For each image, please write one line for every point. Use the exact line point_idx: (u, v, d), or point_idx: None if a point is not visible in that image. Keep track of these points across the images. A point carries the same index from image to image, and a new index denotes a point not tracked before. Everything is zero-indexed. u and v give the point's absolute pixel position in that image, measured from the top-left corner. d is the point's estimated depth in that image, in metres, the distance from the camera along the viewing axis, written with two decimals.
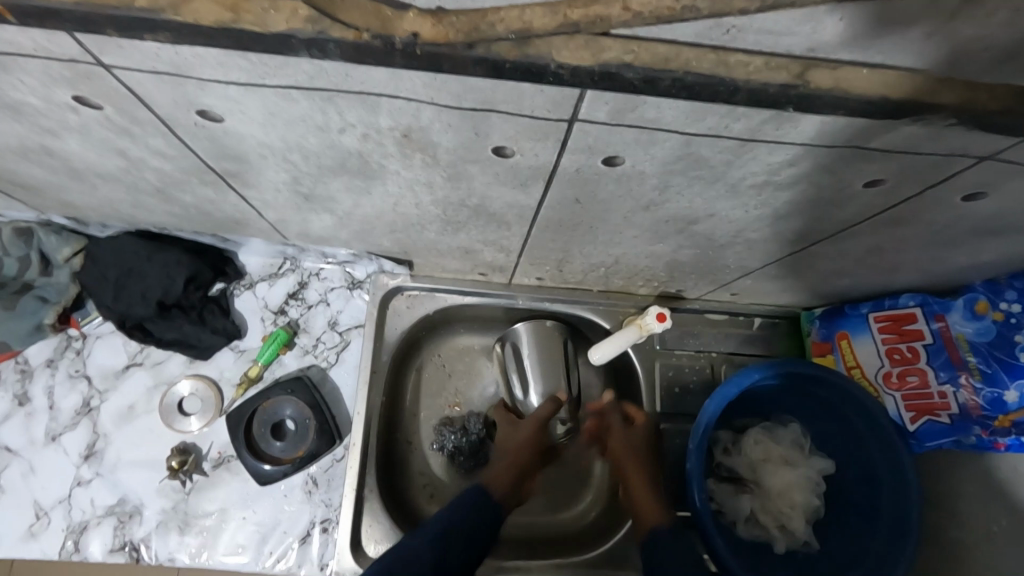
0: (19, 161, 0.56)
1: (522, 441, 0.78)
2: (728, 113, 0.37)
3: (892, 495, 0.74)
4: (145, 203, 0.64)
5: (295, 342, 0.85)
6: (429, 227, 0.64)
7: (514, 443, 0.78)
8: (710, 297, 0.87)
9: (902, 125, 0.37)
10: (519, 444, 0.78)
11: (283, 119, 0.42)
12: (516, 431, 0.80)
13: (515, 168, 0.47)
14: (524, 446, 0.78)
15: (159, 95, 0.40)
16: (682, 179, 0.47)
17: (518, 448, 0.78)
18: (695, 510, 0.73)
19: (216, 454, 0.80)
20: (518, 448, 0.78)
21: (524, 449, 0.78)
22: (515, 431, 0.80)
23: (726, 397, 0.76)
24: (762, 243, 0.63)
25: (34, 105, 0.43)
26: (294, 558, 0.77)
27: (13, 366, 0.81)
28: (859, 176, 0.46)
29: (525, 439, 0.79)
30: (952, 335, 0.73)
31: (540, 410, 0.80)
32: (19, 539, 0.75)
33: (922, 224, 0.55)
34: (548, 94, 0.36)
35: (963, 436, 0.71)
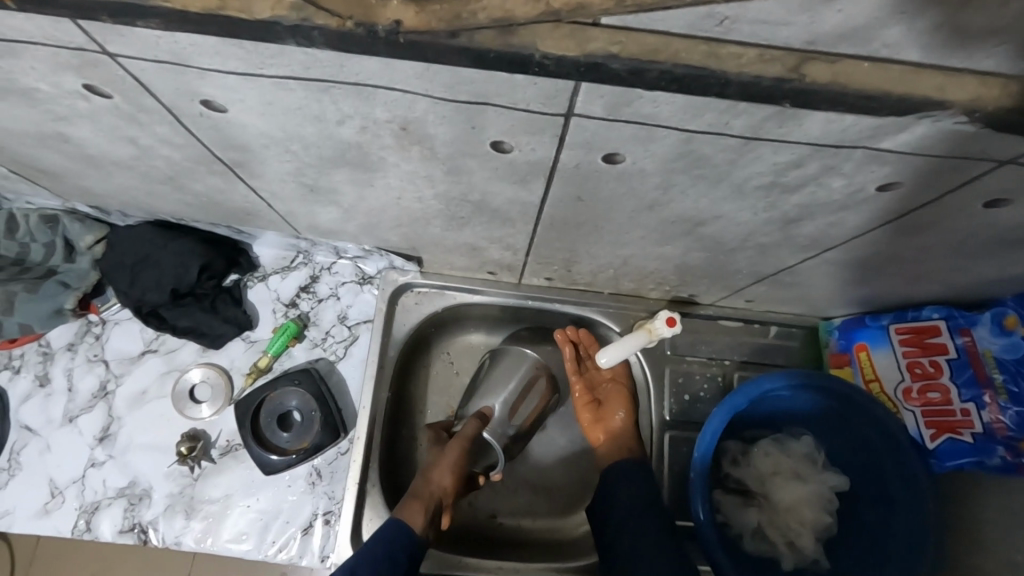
0: (40, 147, 0.58)
1: (443, 468, 0.77)
2: (728, 109, 0.36)
3: (906, 518, 0.71)
4: (161, 192, 0.66)
5: (304, 335, 0.86)
6: (434, 223, 0.64)
7: (437, 470, 0.77)
8: (724, 303, 0.85)
9: (912, 124, 0.35)
10: (440, 472, 0.77)
11: (282, 109, 0.43)
12: (439, 455, 0.78)
13: (514, 163, 0.47)
14: (445, 473, 0.77)
15: (162, 83, 0.41)
16: (685, 178, 0.46)
17: (441, 474, 0.77)
18: (698, 524, 0.72)
19: (224, 441, 0.82)
20: (440, 475, 0.77)
21: (447, 476, 0.77)
22: (438, 455, 0.78)
23: (736, 407, 0.74)
24: (773, 248, 0.61)
25: (47, 91, 0.45)
26: (295, 548, 0.77)
27: (35, 348, 0.84)
28: (871, 179, 0.44)
29: (448, 465, 0.77)
30: (978, 350, 0.70)
31: (466, 428, 0.79)
32: (34, 515, 0.78)
33: (943, 232, 0.53)
34: (542, 87, 0.36)
35: (986, 458, 0.68)
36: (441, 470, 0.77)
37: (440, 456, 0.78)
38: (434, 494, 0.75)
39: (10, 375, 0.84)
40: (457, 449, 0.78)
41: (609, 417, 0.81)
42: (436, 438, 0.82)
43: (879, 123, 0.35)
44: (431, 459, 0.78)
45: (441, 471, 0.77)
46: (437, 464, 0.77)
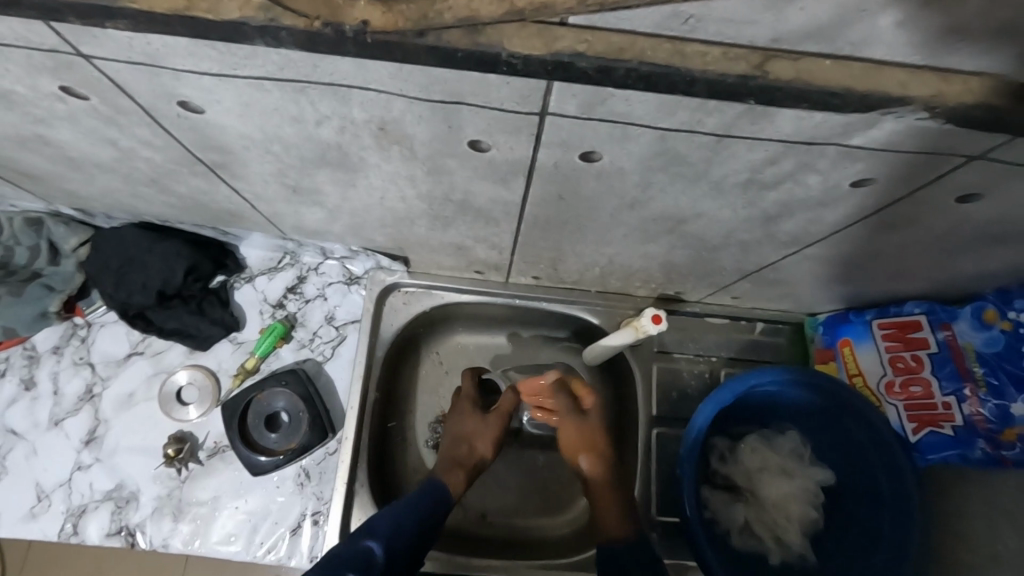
0: (20, 150, 0.58)
1: (487, 439, 0.78)
2: (698, 107, 0.36)
3: (892, 512, 0.72)
4: (144, 194, 0.66)
5: (292, 335, 0.86)
6: (419, 223, 0.65)
7: (480, 440, 0.78)
8: (710, 300, 0.85)
9: (879, 120, 0.36)
10: (484, 443, 0.78)
11: (259, 109, 0.43)
12: (481, 425, 0.79)
13: (494, 162, 0.47)
14: (487, 444, 0.78)
15: (138, 85, 0.41)
16: (662, 176, 0.47)
17: (484, 445, 0.78)
18: (686, 520, 0.72)
19: (212, 443, 0.81)
20: (483, 446, 0.78)
21: (490, 446, 0.79)
22: (478, 425, 0.79)
23: (722, 402, 0.74)
24: (755, 245, 0.61)
25: (23, 94, 0.45)
26: (284, 549, 0.77)
27: (21, 351, 0.84)
28: (844, 175, 0.44)
29: (489, 437, 0.78)
30: (959, 344, 0.71)
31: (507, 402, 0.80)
32: (21, 519, 0.78)
33: (919, 228, 0.53)
34: (515, 86, 0.36)
35: (968, 450, 0.69)
36: (484, 440, 0.78)
37: (483, 425, 0.79)
38: (477, 464, 0.78)
39: None
40: (498, 419, 0.80)
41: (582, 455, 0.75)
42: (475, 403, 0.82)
43: (848, 119, 0.36)
44: (474, 428, 0.79)
45: (484, 441, 0.78)
46: (480, 435, 0.79)
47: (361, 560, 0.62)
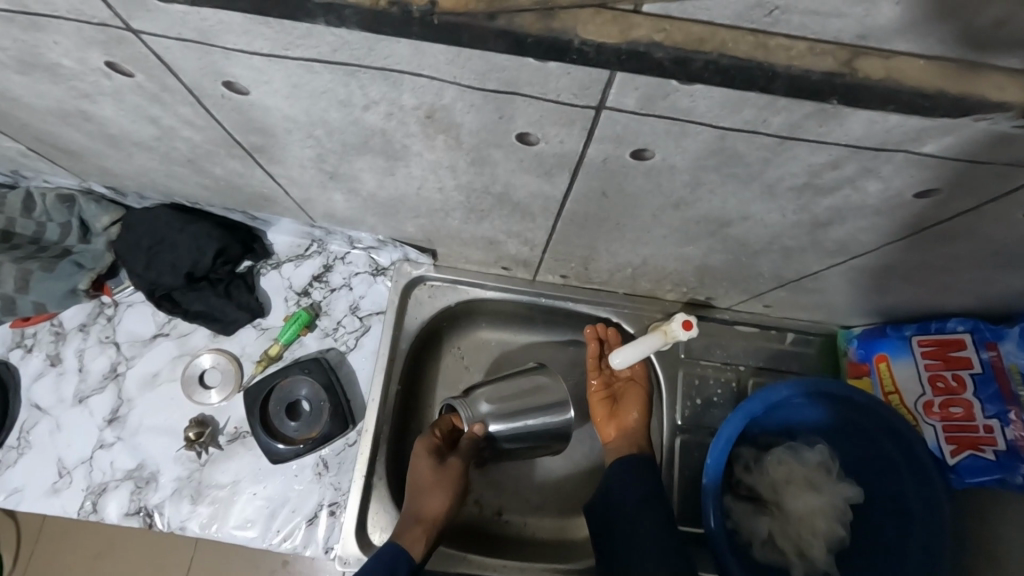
0: (60, 125, 0.58)
1: (444, 488, 0.74)
2: (768, 106, 0.35)
3: (923, 535, 0.69)
4: (178, 174, 0.66)
5: (316, 323, 0.86)
6: (454, 215, 0.64)
7: (418, 463, 0.75)
8: (741, 308, 0.83)
9: (964, 126, 0.34)
10: (419, 465, 0.75)
11: (308, 93, 0.42)
12: (440, 475, 0.75)
13: (540, 155, 0.46)
14: (442, 497, 0.74)
15: (187, 63, 0.41)
16: (714, 177, 0.45)
17: (443, 496, 0.74)
18: (708, 531, 0.70)
19: (232, 428, 0.81)
20: (442, 499, 0.74)
21: (423, 467, 0.75)
22: (438, 474, 0.75)
23: (750, 414, 0.72)
24: (799, 253, 0.59)
25: (70, 68, 0.45)
26: (300, 537, 0.77)
27: (48, 327, 0.85)
28: (908, 183, 0.42)
29: (450, 485, 0.75)
30: (1004, 365, 0.66)
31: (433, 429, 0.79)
32: (42, 494, 0.78)
33: (977, 241, 0.51)
34: (575, 76, 0.35)
35: (1009, 475, 0.66)
36: (443, 491, 0.74)
37: (439, 475, 0.75)
38: (440, 519, 0.73)
39: (23, 354, 0.84)
40: (430, 440, 0.78)
41: (624, 414, 0.80)
42: (435, 446, 0.78)
43: (926, 124, 0.34)
44: (432, 479, 0.74)
45: (443, 492, 0.74)
46: (438, 487, 0.74)
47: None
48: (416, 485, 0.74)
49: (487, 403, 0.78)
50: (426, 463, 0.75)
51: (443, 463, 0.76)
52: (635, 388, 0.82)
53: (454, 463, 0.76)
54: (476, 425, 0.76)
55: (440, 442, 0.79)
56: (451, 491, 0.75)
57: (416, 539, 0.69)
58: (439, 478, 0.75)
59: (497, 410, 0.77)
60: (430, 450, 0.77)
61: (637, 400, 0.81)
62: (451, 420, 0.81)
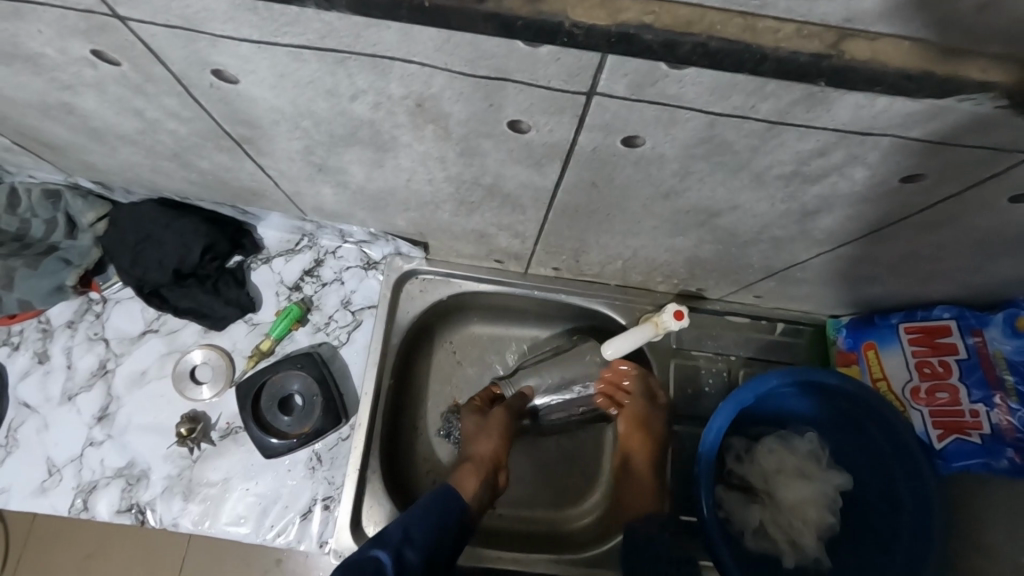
0: (43, 118, 0.57)
1: (490, 431, 0.78)
2: (756, 91, 0.35)
3: (913, 521, 0.70)
4: (165, 168, 0.65)
5: (307, 318, 0.85)
6: (444, 207, 0.63)
7: (468, 422, 0.81)
8: (732, 299, 0.84)
9: (948, 109, 0.34)
10: (466, 423, 0.81)
11: (295, 82, 0.41)
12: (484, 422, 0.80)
13: (530, 144, 0.46)
14: (492, 440, 0.78)
15: (173, 51, 0.40)
16: (703, 165, 0.45)
17: (492, 439, 0.78)
18: (702, 520, 0.71)
19: (224, 424, 0.81)
20: (489, 441, 0.78)
21: (468, 423, 0.81)
22: (484, 423, 0.80)
23: (741, 402, 0.73)
24: (788, 242, 0.60)
25: (52, 57, 0.44)
26: (294, 532, 0.77)
27: (35, 325, 0.84)
28: (893, 170, 0.43)
29: (497, 429, 0.79)
30: (989, 352, 0.68)
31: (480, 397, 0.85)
32: (31, 493, 0.77)
33: (961, 228, 0.52)
34: (564, 62, 0.35)
35: (994, 460, 0.67)
36: (488, 435, 0.78)
37: (484, 425, 0.80)
38: (490, 458, 0.77)
39: (9, 351, 0.83)
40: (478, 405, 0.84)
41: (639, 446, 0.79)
42: (479, 407, 0.83)
43: (911, 108, 0.35)
44: (477, 428, 0.80)
45: (488, 435, 0.78)
46: (484, 433, 0.79)
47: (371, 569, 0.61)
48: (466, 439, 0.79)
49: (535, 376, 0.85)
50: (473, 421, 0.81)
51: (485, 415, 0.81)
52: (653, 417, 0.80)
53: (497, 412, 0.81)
54: (523, 391, 0.83)
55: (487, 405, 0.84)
56: (499, 435, 0.78)
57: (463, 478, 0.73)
58: (483, 429, 0.79)
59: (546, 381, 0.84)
60: (474, 410, 0.83)
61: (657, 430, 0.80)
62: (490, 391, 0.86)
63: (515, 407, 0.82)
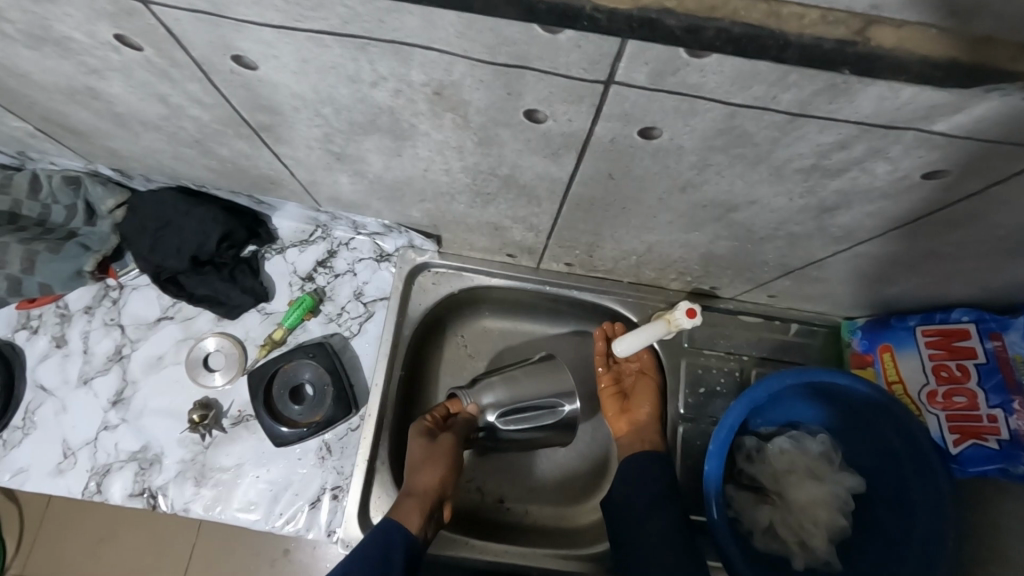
0: (68, 103, 0.58)
1: (436, 461, 0.74)
2: (778, 81, 0.35)
3: (926, 526, 0.69)
4: (184, 156, 0.66)
5: (319, 309, 0.86)
6: (459, 198, 0.63)
7: (415, 447, 0.76)
8: (746, 298, 0.83)
9: (975, 99, 0.34)
10: (415, 449, 0.76)
11: (317, 67, 0.42)
12: (431, 450, 0.75)
13: (548, 134, 0.46)
14: (436, 472, 0.74)
15: (196, 36, 0.41)
16: (723, 158, 0.45)
17: (434, 472, 0.74)
18: (711, 522, 0.70)
19: (236, 411, 0.82)
20: (435, 471, 0.74)
21: (415, 448, 0.76)
22: (431, 451, 0.75)
23: (752, 402, 0.72)
24: (805, 239, 0.59)
25: (79, 41, 0.45)
26: (303, 520, 0.77)
27: (53, 309, 0.85)
28: (915, 165, 0.42)
29: (444, 460, 0.75)
30: (1009, 356, 0.66)
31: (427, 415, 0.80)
32: (47, 474, 0.79)
33: (984, 227, 0.51)
34: (585, 50, 0.35)
35: (1011, 465, 0.65)
36: (434, 464, 0.74)
37: (431, 451, 0.75)
38: (433, 492, 0.72)
39: (28, 335, 0.84)
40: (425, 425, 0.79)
41: (636, 410, 0.82)
42: (428, 428, 0.78)
43: (937, 99, 0.34)
44: (425, 454, 0.75)
45: (435, 465, 0.74)
46: (430, 462, 0.75)
47: None
48: (412, 466, 0.74)
49: (491, 393, 0.79)
50: (421, 445, 0.76)
51: (434, 440, 0.76)
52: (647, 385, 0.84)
53: (447, 439, 0.77)
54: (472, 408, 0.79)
55: (435, 423, 0.80)
56: (443, 467, 0.74)
57: (405, 514, 0.68)
58: (428, 457, 0.75)
59: (501, 399, 0.79)
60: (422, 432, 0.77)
61: (649, 392, 0.83)
62: (447, 405, 0.82)
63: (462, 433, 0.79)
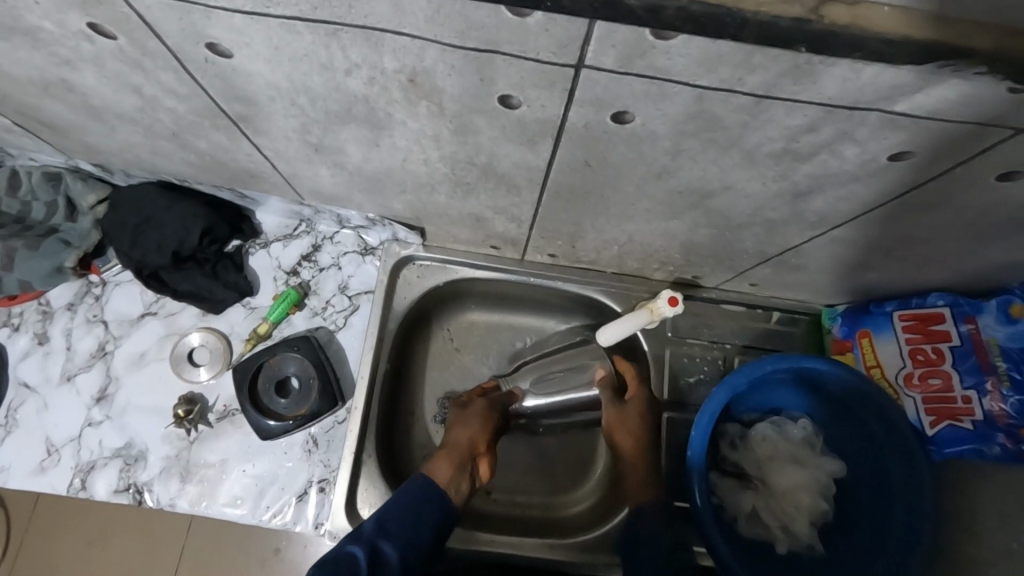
0: (44, 96, 0.58)
1: (467, 420, 0.75)
2: (742, 63, 0.35)
3: (905, 507, 0.70)
4: (163, 149, 0.66)
5: (305, 303, 0.86)
6: (440, 189, 0.64)
7: (454, 413, 0.78)
8: (728, 287, 0.84)
9: (933, 78, 0.34)
10: (454, 414, 0.77)
11: (289, 55, 0.42)
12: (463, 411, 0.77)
13: (522, 121, 0.46)
14: (470, 431, 0.75)
15: (168, 24, 0.41)
16: (694, 143, 0.46)
17: (467, 429, 0.75)
18: (695, 509, 0.71)
19: (221, 407, 0.81)
20: (465, 428, 0.75)
21: (455, 414, 0.78)
22: (464, 414, 0.77)
23: (734, 388, 0.73)
24: (780, 225, 0.60)
25: (50, 31, 0.45)
26: (290, 514, 0.77)
27: (34, 307, 0.84)
28: (880, 148, 0.43)
29: (475, 418, 0.76)
30: (983, 339, 0.69)
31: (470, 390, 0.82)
32: (30, 472, 0.78)
33: (953, 210, 0.52)
34: (553, 33, 0.35)
35: (986, 446, 0.67)
36: (465, 423, 0.75)
37: (465, 414, 0.77)
38: (465, 448, 0.73)
39: (10, 332, 0.84)
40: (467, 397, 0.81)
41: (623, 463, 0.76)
42: (466, 396, 0.80)
43: (897, 79, 0.35)
44: (457, 415, 0.77)
45: (466, 424, 0.75)
46: (463, 422, 0.76)
47: (347, 566, 0.60)
48: (449, 429, 0.76)
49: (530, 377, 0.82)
50: (459, 412, 0.77)
51: (468, 403, 0.78)
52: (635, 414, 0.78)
53: (481, 403, 0.78)
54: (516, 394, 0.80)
55: (474, 391, 0.82)
56: (477, 425, 0.75)
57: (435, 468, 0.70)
58: (462, 419, 0.76)
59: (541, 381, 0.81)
60: (460, 398, 0.80)
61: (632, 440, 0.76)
62: (485, 383, 0.83)
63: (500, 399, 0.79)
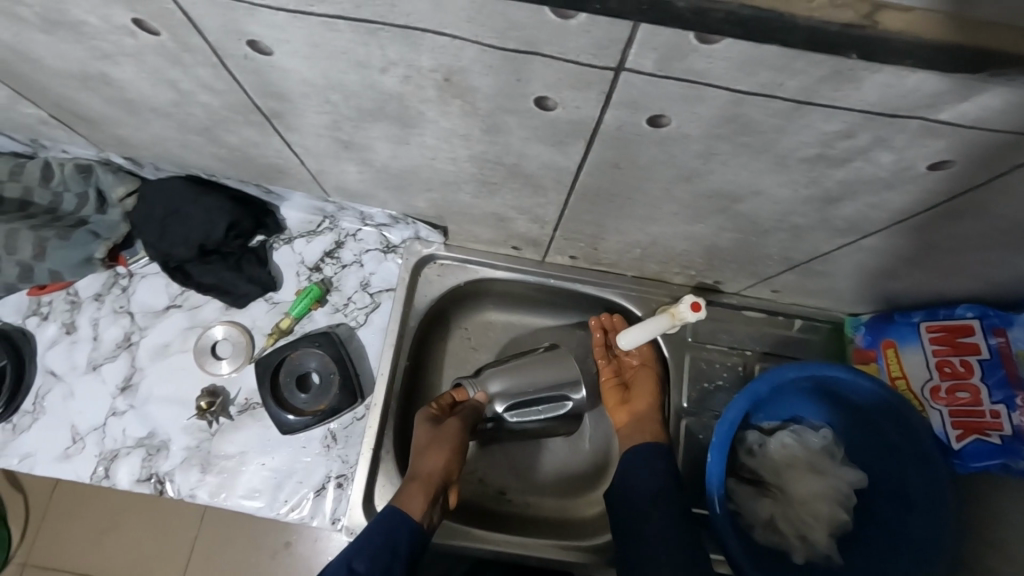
0: (82, 89, 0.59)
1: (439, 445, 0.73)
2: (785, 67, 0.35)
3: (925, 519, 0.69)
4: (194, 144, 0.67)
5: (326, 299, 0.86)
6: (465, 188, 0.64)
7: (421, 433, 0.74)
8: (749, 293, 0.84)
9: (980, 85, 0.34)
10: (421, 436, 0.74)
11: (328, 53, 0.42)
12: (433, 435, 0.74)
13: (555, 122, 0.46)
14: (441, 457, 0.73)
15: (211, 20, 0.41)
16: (728, 147, 0.45)
17: (439, 455, 0.73)
18: (714, 517, 0.70)
19: (242, 400, 0.82)
20: (439, 455, 0.73)
21: (421, 434, 0.74)
22: (435, 436, 0.74)
23: (755, 395, 0.72)
24: (808, 231, 0.59)
25: (95, 26, 0.46)
26: (307, 508, 0.78)
27: (63, 296, 0.86)
28: (919, 155, 0.43)
29: (447, 443, 0.73)
30: (1012, 352, 0.67)
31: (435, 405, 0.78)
32: (55, 459, 0.80)
33: (987, 220, 0.51)
34: (594, 34, 0.35)
35: (1014, 461, 0.65)
36: (438, 448, 0.73)
37: (436, 435, 0.74)
38: (438, 476, 0.72)
39: (38, 321, 0.85)
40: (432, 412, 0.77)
41: (635, 400, 0.81)
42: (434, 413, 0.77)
43: (943, 87, 0.35)
44: (428, 438, 0.74)
45: (438, 449, 0.73)
46: (435, 446, 0.73)
47: None
48: (418, 452, 0.73)
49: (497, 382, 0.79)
50: (427, 433, 0.74)
51: (439, 424, 0.75)
52: (646, 372, 0.84)
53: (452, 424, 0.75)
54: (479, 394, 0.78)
55: (441, 410, 0.78)
56: (448, 449, 0.73)
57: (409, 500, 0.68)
58: (432, 443, 0.73)
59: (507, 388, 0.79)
60: (428, 416, 0.76)
61: (650, 383, 0.83)
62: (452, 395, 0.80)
63: (469, 418, 0.77)
